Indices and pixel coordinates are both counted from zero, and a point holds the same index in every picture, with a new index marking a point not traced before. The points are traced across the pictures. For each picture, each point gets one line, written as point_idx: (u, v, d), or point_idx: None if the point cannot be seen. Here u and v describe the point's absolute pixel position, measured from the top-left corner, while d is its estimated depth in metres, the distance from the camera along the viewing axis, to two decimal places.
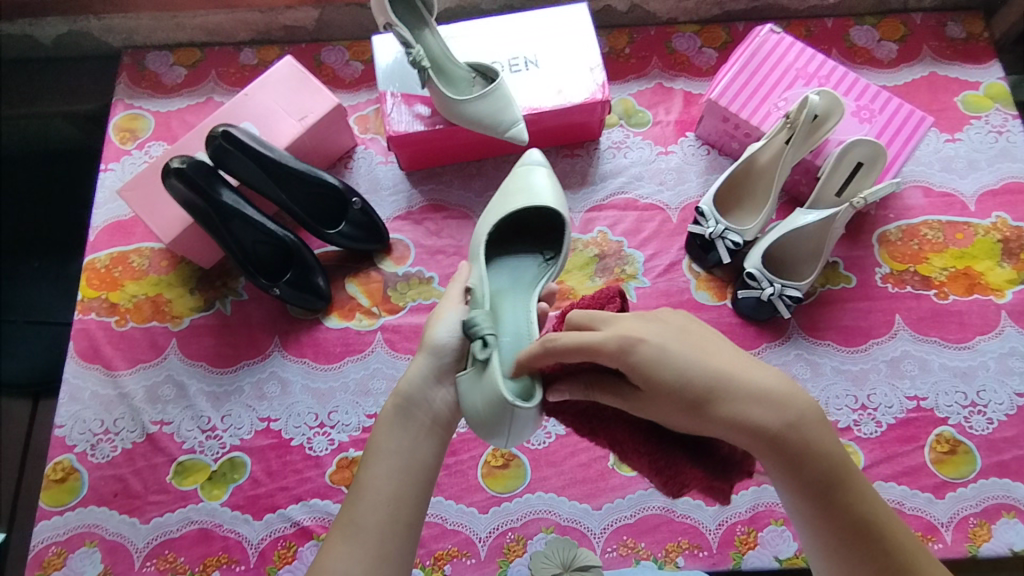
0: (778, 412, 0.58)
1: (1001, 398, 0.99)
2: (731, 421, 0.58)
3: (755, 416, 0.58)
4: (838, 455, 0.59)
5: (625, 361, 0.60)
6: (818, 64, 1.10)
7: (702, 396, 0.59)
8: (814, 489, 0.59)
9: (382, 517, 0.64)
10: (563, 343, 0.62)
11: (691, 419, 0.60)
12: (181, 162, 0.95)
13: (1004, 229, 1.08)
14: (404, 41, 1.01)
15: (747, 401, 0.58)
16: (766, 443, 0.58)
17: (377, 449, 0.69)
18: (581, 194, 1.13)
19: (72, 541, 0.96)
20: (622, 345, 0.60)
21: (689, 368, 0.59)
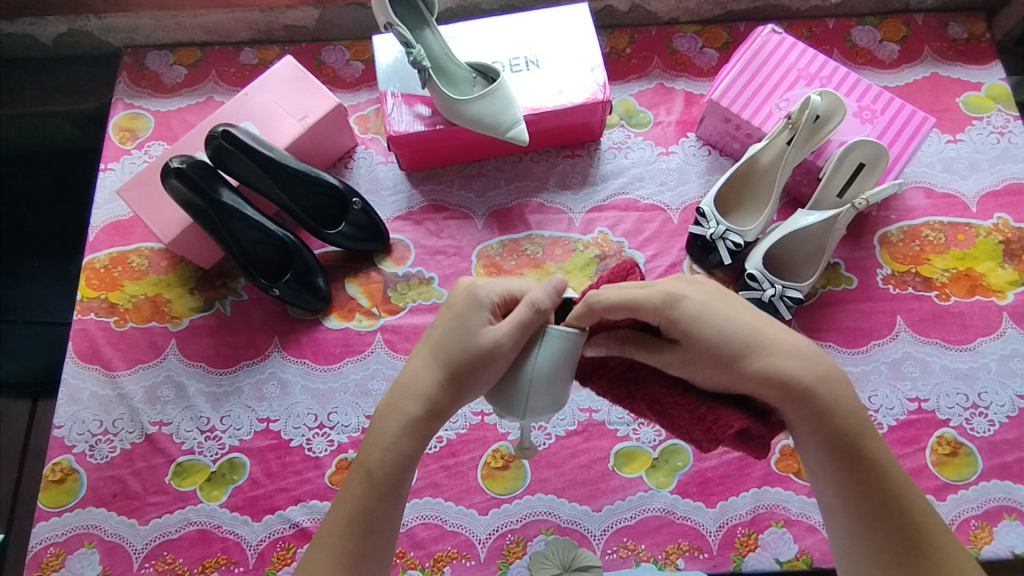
0: (808, 370, 0.64)
1: (1002, 400, 0.99)
2: (764, 374, 0.63)
3: (789, 371, 0.63)
4: (860, 416, 0.65)
5: (669, 316, 0.65)
6: (819, 65, 1.10)
7: (738, 351, 0.64)
8: (839, 446, 0.64)
9: (381, 546, 0.66)
10: (608, 297, 0.65)
11: (726, 373, 0.65)
12: (180, 162, 0.96)
13: (1006, 230, 1.07)
14: (404, 40, 1.00)
15: (780, 357, 0.64)
16: (798, 399, 0.63)
17: (379, 478, 0.66)
18: (582, 194, 1.13)
19: (71, 542, 0.96)
20: (663, 301, 0.65)
21: (726, 325, 0.64)
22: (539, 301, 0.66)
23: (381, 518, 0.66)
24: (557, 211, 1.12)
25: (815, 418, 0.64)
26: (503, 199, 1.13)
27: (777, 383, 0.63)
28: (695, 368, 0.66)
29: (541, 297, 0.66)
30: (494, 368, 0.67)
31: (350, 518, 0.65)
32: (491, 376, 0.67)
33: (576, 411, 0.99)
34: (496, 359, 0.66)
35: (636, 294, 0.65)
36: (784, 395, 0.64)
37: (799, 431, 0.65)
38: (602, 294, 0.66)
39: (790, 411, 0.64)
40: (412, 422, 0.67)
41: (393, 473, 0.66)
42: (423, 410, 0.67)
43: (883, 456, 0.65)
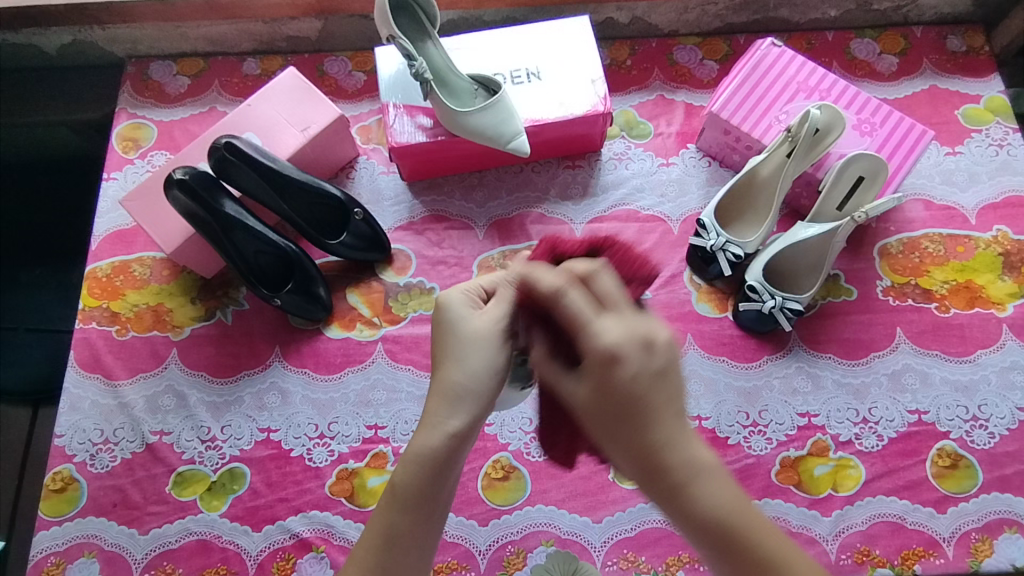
0: (679, 459, 0.57)
1: (1002, 412, 0.99)
2: (639, 444, 0.57)
3: (661, 447, 0.57)
4: (733, 506, 0.58)
5: (597, 347, 0.58)
6: (819, 77, 1.10)
7: (637, 409, 0.57)
8: (712, 543, 0.58)
9: (413, 561, 0.66)
10: (568, 300, 0.60)
11: (627, 419, 0.57)
12: (183, 173, 0.96)
13: (1005, 242, 1.08)
14: (407, 52, 1.00)
15: (659, 433, 0.57)
16: (670, 486, 0.58)
17: (407, 496, 0.65)
18: (583, 205, 1.13)
19: (71, 551, 0.96)
20: (609, 340, 0.57)
21: (646, 381, 0.57)
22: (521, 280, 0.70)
23: (411, 532, 0.66)
24: (558, 222, 1.12)
25: (679, 511, 0.58)
26: (504, 209, 1.14)
27: (645, 462, 0.58)
28: (581, 402, 0.60)
29: (516, 274, 0.70)
30: (495, 367, 0.67)
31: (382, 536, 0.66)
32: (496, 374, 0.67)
33: None
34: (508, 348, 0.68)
35: (587, 316, 0.59)
36: (657, 473, 0.58)
37: (674, 521, 0.59)
38: (566, 292, 0.60)
39: (656, 495, 0.59)
40: (446, 434, 0.65)
41: (422, 490, 0.65)
42: (455, 424, 0.66)
43: (765, 542, 0.58)
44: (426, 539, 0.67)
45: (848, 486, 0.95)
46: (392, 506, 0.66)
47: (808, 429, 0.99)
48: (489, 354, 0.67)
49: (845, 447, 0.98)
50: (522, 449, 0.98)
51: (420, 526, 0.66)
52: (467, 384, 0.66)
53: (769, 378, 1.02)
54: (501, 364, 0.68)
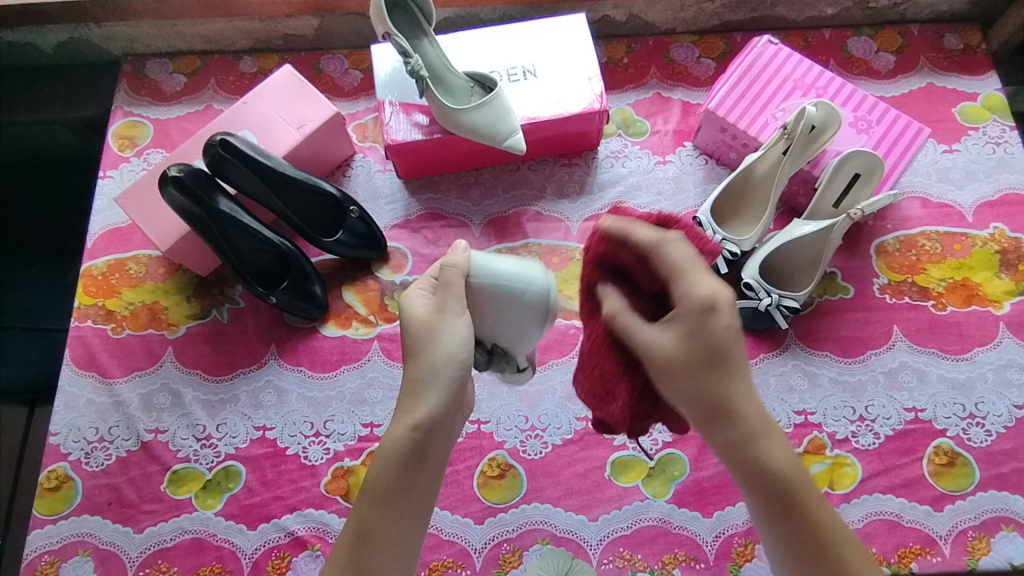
0: (751, 414, 0.66)
1: (999, 410, 0.99)
2: (717, 390, 0.65)
3: (735, 399, 0.66)
4: (796, 465, 0.66)
5: (686, 302, 0.65)
6: (815, 75, 1.10)
7: (713, 357, 0.65)
8: (774, 492, 0.66)
9: (388, 558, 0.67)
10: (670, 249, 0.65)
11: (705, 370, 0.65)
12: (178, 170, 0.96)
13: (1002, 240, 1.08)
14: (402, 50, 1.00)
15: (733, 386, 0.66)
16: (724, 432, 0.66)
17: (378, 488, 0.68)
18: (579, 203, 1.13)
19: (66, 550, 0.95)
20: (706, 290, 0.64)
21: (724, 340, 0.65)
22: (458, 262, 0.71)
23: (383, 528, 0.68)
24: (554, 220, 1.12)
25: (747, 461, 0.66)
26: (500, 207, 1.14)
27: (714, 409, 0.65)
28: (670, 356, 0.65)
29: (456, 257, 0.71)
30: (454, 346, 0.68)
31: (355, 532, 0.68)
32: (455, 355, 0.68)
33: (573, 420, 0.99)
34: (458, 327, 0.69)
35: (688, 266, 0.65)
36: (726, 422, 0.66)
37: (736, 470, 0.67)
38: (667, 242, 0.66)
39: (726, 447, 0.67)
40: (411, 425, 0.68)
41: (393, 481, 0.68)
42: (420, 414, 0.68)
43: (812, 503, 0.67)
44: (403, 536, 0.69)
45: (845, 484, 0.95)
46: (366, 501, 0.68)
47: (805, 427, 0.99)
48: (444, 334, 0.68)
49: (841, 445, 0.98)
50: (518, 447, 0.98)
51: (394, 522, 0.68)
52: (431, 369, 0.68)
53: (765, 376, 1.02)
54: (456, 347, 0.68)
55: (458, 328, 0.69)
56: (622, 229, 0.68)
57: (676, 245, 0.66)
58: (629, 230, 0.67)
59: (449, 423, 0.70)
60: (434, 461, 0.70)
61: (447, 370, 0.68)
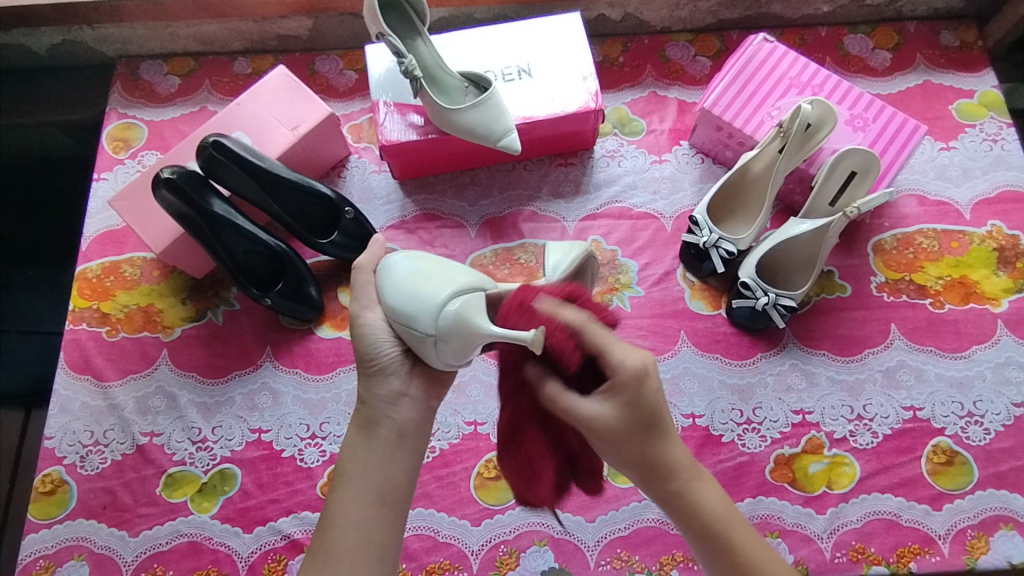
0: (682, 467, 0.66)
1: (997, 408, 0.98)
2: (651, 453, 0.64)
3: (670, 458, 0.65)
4: (727, 512, 0.66)
5: (618, 376, 0.62)
6: (811, 72, 1.10)
7: (650, 429, 0.64)
8: (708, 541, 0.66)
9: (355, 543, 0.63)
10: (590, 333, 0.63)
11: (638, 439, 0.64)
12: (170, 173, 0.96)
13: (1000, 237, 1.07)
14: (395, 50, 1.00)
15: (667, 448, 0.65)
16: (663, 485, 0.66)
17: (338, 475, 0.67)
18: (575, 203, 1.13)
19: (61, 554, 0.95)
20: (629, 365, 0.62)
21: (656, 408, 0.64)
22: (358, 261, 0.75)
23: (346, 511, 0.65)
24: (550, 220, 1.12)
25: (682, 512, 0.66)
26: (496, 208, 1.13)
27: (652, 470, 0.65)
28: (605, 425, 0.63)
29: (365, 260, 0.76)
30: (370, 336, 0.71)
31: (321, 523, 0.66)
32: (375, 341, 0.71)
33: None
34: (361, 326, 0.71)
35: (609, 343, 0.63)
36: (662, 477, 0.65)
37: (674, 519, 0.67)
38: (590, 328, 0.63)
39: (660, 499, 0.67)
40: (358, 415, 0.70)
41: (352, 465, 0.67)
42: (363, 402, 0.71)
43: (753, 555, 0.65)
44: (368, 522, 0.65)
45: (843, 483, 0.95)
46: (335, 491, 0.67)
47: (802, 426, 0.98)
48: (355, 327, 0.72)
49: (839, 445, 0.97)
50: None
51: (354, 506, 0.65)
52: (361, 363, 0.72)
53: (762, 375, 1.01)
54: (370, 338, 0.71)
55: (367, 320, 0.71)
56: (549, 312, 0.64)
57: (593, 328, 0.63)
58: (556, 318, 0.63)
59: (402, 411, 0.70)
60: (394, 447, 0.68)
61: (365, 358, 0.71)
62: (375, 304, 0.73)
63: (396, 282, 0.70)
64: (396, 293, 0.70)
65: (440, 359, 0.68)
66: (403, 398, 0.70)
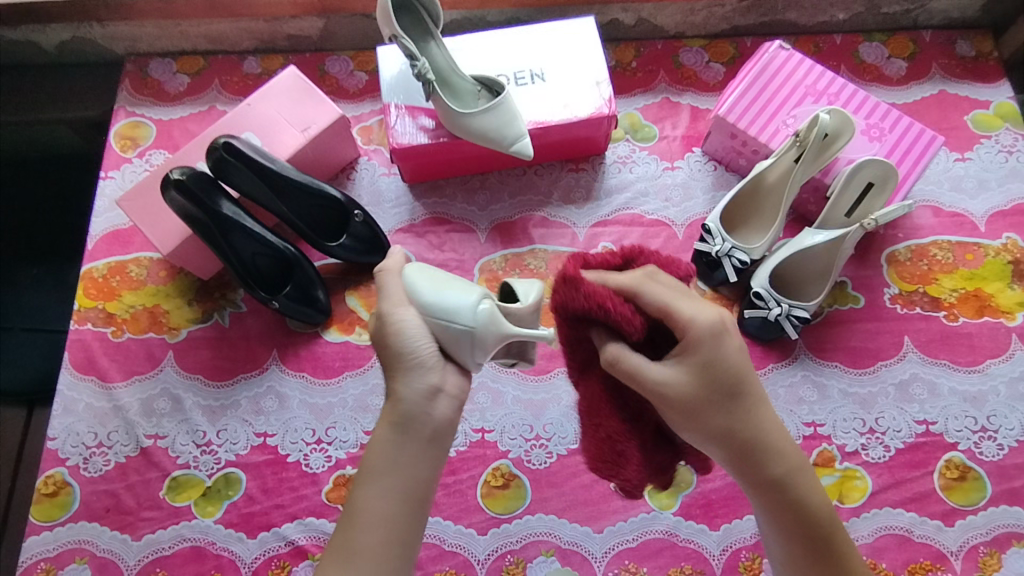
0: (774, 445, 0.66)
1: (1012, 423, 0.97)
2: (736, 418, 0.65)
3: (761, 432, 0.66)
4: (806, 483, 0.67)
5: (697, 335, 0.64)
6: (827, 81, 1.09)
7: (731, 399, 0.65)
8: (796, 512, 0.66)
9: (378, 541, 0.63)
10: (649, 292, 0.64)
11: (725, 406, 0.65)
12: (180, 173, 0.94)
13: (1015, 250, 1.06)
14: (409, 52, 0.99)
15: (755, 414, 0.66)
16: (756, 454, 0.66)
17: (368, 469, 0.65)
18: (585, 209, 1.12)
19: (62, 557, 0.94)
20: (704, 325, 0.64)
21: (738, 372, 0.65)
22: (384, 263, 0.73)
23: (373, 507, 0.64)
24: (561, 226, 1.11)
25: (768, 482, 0.66)
26: (506, 212, 1.12)
27: (746, 447, 0.66)
28: (685, 390, 0.64)
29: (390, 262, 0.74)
30: (406, 333, 0.68)
31: (346, 515, 0.65)
32: (411, 340, 0.68)
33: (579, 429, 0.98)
34: (398, 323, 0.68)
35: (676, 300, 0.64)
36: (749, 448, 0.66)
37: (763, 503, 0.67)
38: (648, 287, 0.64)
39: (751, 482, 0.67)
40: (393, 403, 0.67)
41: (384, 460, 0.65)
42: (397, 394, 0.67)
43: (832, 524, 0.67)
44: (394, 521, 0.64)
45: (855, 497, 0.94)
46: (362, 484, 0.65)
47: (814, 439, 0.97)
48: (388, 323, 0.68)
49: (851, 458, 0.96)
50: (523, 457, 0.97)
51: (379, 505, 0.64)
52: (394, 358, 0.68)
53: (773, 387, 1.00)
54: (410, 336, 0.68)
55: (404, 318, 0.69)
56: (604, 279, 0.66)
57: (656, 285, 0.64)
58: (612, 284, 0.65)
59: (442, 409, 0.67)
60: (425, 447, 0.66)
61: (404, 357, 0.67)
62: (403, 304, 0.70)
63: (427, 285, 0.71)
64: (434, 294, 0.70)
65: (473, 359, 0.70)
66: (440, 394, 0.67)
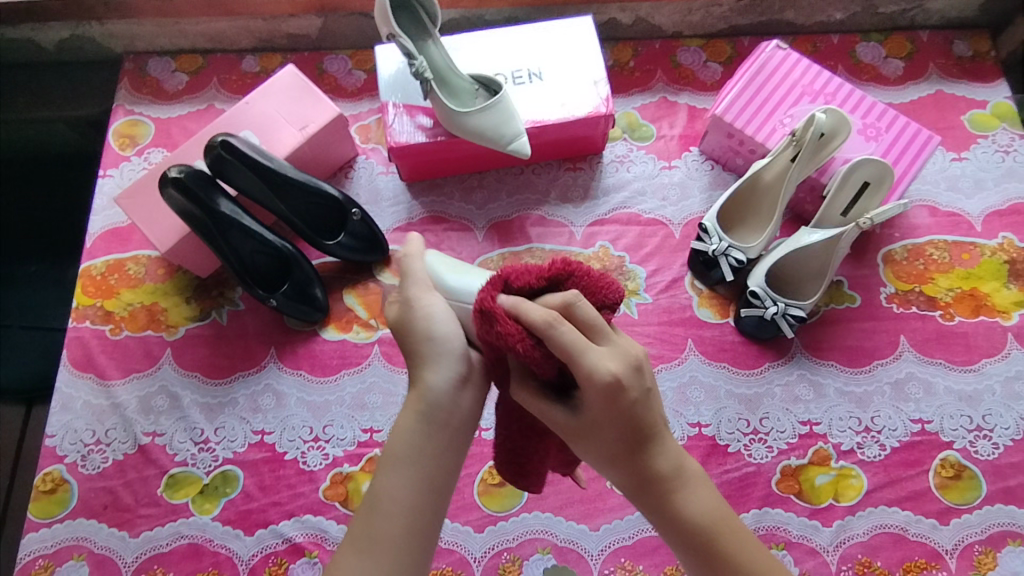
0: (673, 470, 0.65)
1: (1007, 422, 0.97)
2: (636, 448, 0.64)
3: (659, 456, 0.64)
4: (717, 517, 0.65)
5: (593, 383, 0.59)
6: (824, 80, 1.09)
7: (640, 429, 0.63)
8: (690, 538, 0.64)
9: (399, 531, 0.62)
10: (564, 330, 0.58)
11: (621, 436, 0.63)
12: (178, 171, 0.94)
13: (1011, 250, 1.06)
14: (407, 51, 0.99)
15: (654, 444, 0.64)
16: (643, 474, 0.64)
17: (393, 457, 0.65)
18: (583, 208, 1.12)
19: (60, 554, 0.94)
20: (609, 372, 0.59)
21: (637, 408, 0.62)
22: (407, 248, 0.75)
23: (395, 496, 0.63)
24: (558, 224, 1.11)
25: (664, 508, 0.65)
26: (504, 211, 1.12)
27: (647, 473, 0.64)
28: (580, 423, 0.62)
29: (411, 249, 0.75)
30: (435, 319, 0.70)
31: (367, 503, 0.65)
32: (442, 324, 0.69)
33: None
34: (428, 309, 0.70)
35: (587, 344, 0.59)
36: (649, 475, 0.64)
37: (657, 523, 0.66)
38: (563, 325, 0.59)
39: (647, 503, 0.65)
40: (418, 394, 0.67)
41: (408, 449, 0.65)
42: (421, 386, 0.67)
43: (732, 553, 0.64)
44: (416, 510, 0.64)
45: (850, 496, 0.94)
46: (385, 472, 0.65)
47: (810, 437, 0.97)
48: (417, 309, 0.70)
49: (847, 456, 0.96)
50: None
51: (404, 493, 0.64)
52: (423, 345, 0.69)
53: (769, 385, 1.00)
54: (444, 322, 0.69)
55: (436, 303, 0.71)
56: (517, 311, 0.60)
57: (567, 326, 0.59)
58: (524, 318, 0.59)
59: (468, 399, 0.68)
60: (449, 439, 0.66)
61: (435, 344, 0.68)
62: (430, 291, 0.72)
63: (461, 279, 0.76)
64: (466, 285, 0.75)
65: None
66: (467, 384, 0.68)
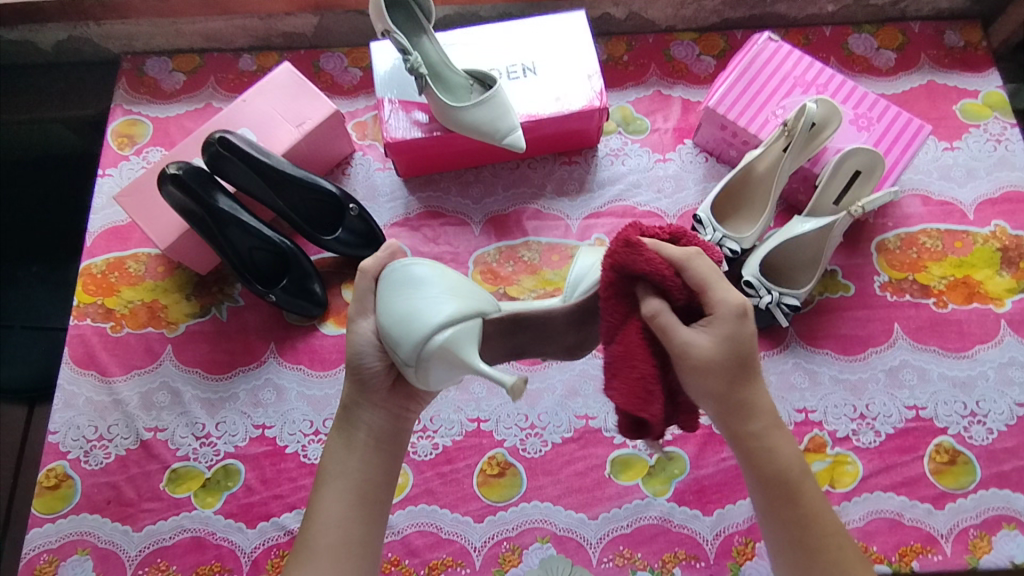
0: (768, 415, 0.69)
1: (1000, 408, 0.98)
2: (744, 397, 0.67)
3: (762, 403, 0.68)
4: (803, 463, 0.69)
5: (720, 314, 0.64)
6: (816, 72, 1.10)
7: (744, 371, 0.66)
8: (782, 483, 0.68)
9: (335, 541, 0.68)
10: (695, 264, 0.64)
11: (733, 379, 0.66)
12: (177, 168, 0.96)
13: (1003, 238, 1.07)
14: (402, 47, 1.00)
15: (759, 392, 0.68)
16: (750, 418, 0.68)
17: (323, 474, 0.72)
18: (578, 201, 1.13)
19: (64, 549, 0.95)
20: (736, 302, 0.64)
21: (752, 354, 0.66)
22: (362, 263, 0.72)
23: (328, 509, 0.69)
24: (554, 218, 1.12)
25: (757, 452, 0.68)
26: (500, 205, 1.13)
27: (745, 414, 0.68)
28: (708, 358, 0.63)
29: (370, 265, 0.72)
30: (357, 345, 0.71)
31: (305, 521, 0.70)
32: (364, 352, 0.71)
33: (573, 418, 0.99)
34: (354, 334, 0.71)
35: (714, 279, 0.64)
36: (751, 418, 0.68)
37: (748, 459, 0.69)
38: (696, 260, 0.64)
39: (743, 441, 0.69)
40: (343, 415, 0.74)
41: (335, 464, 0.71)
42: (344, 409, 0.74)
43: (816, 499, 0.69)
44: (350, 522, 0.69)
45: (845, 482, 0.95)
46: (319, 490, 0.71)
47: (805, 425, 0.98)
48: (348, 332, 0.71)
49: (842, 443, 0.97)
50: (517, 446, 0.98)
51: (337, 505, 0.69)
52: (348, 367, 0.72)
53: (765, 374, 1.01)
54: (366, 351, 0.71)
55: (363, 332, 0.71)
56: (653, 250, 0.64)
57: (700, 260, 0.64)
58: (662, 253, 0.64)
59: (374, 416, 0.73)
60: (371, 450, 0.72)
61: (358, 372, 0.71)
62: (369, 313, 0.72)
63: (393, 299, 0.68)
64: (403, 316, 0.67)
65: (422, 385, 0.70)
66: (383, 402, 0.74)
